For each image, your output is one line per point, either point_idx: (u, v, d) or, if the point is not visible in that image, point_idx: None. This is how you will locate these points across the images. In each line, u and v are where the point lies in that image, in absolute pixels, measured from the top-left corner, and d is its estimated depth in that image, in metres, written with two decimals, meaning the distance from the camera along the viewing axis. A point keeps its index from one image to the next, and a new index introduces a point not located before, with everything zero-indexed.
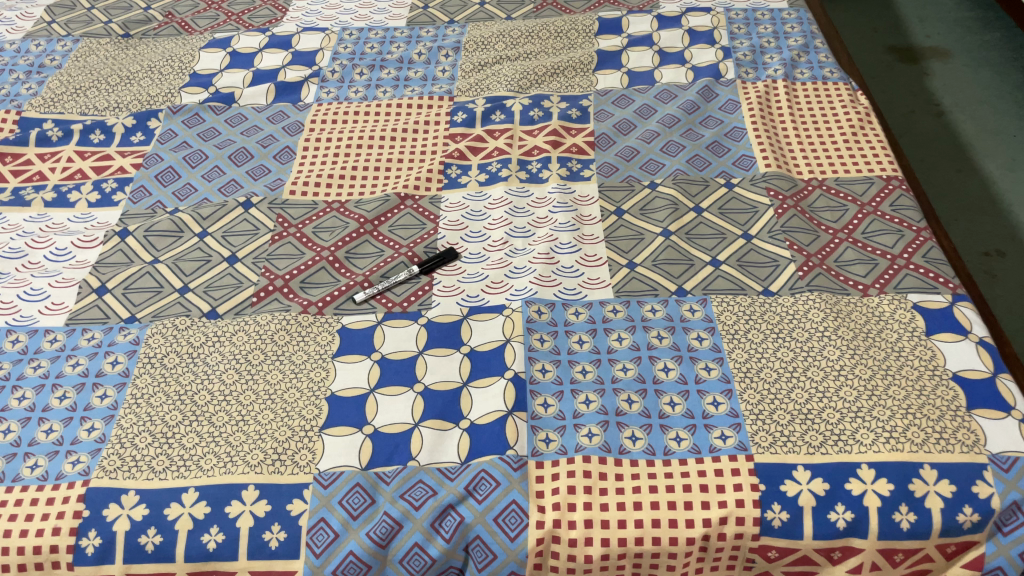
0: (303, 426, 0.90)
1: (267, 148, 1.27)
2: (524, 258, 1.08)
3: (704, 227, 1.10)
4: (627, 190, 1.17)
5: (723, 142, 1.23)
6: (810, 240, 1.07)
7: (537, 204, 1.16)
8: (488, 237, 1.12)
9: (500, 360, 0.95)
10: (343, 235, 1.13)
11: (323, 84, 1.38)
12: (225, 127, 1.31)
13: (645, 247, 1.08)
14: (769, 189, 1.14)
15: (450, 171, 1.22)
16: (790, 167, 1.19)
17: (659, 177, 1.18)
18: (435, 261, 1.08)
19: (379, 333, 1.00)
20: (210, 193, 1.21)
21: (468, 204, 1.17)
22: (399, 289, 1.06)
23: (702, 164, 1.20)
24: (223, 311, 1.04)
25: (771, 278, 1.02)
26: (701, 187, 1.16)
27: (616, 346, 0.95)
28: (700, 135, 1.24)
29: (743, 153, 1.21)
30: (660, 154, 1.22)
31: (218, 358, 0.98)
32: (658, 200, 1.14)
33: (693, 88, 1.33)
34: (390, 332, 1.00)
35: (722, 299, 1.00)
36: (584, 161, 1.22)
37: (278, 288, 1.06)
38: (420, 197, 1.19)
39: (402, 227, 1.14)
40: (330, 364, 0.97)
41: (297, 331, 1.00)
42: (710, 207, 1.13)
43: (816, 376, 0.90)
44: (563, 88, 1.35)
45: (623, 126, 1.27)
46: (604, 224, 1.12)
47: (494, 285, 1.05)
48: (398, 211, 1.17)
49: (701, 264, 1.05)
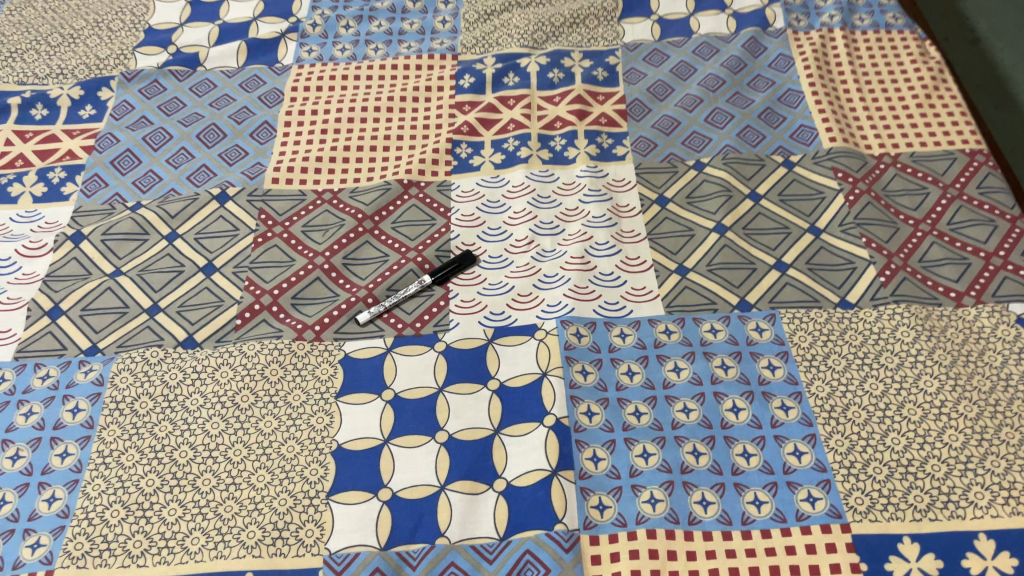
0: (306, 492, 0.75)
1: (242, 124, 1.08)
2: (555, 264, 0.92)
3: (763, 220, 0.94)
4: (670, 171, 1.00)
5: (777, 109, 1.06)
6: (889, 234, 0.92)
7: (564, 192, 0.99)
8: (509, 237, 0.95)
9: (536, 399, 0.80)
10: (338, 236, 0.96)
11: (303, 41, 1.18)
12: (190, 98, 1.12)
13: (696, 247, 0.92)
14: (836, 169, 0.98)
15: (459, 151, 1.05)
16: (857, 139, 1.03)
17: (705, 155, 1.01)
18: (451, 268, 0.92)
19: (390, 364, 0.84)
20: (177, 183, 1.03)
21: (483, 192, 1.00)
22: (409, 306, 0.90)
23: (755, 138, 1.03)
24: (202, 338, 0.87)
25: (847, 286, 0.87)
26: (756, 168, 0.99)
27: (674, 379, 0.80)
28: (749, 101, 1.07)
29: (802, 123, 1.04)
30: (705, 126, 1.04)
31: (197, 401, 0.82)
32: (707, 185, 0.98)
33: (737, 41, 1.14)
34: (404, 362, 0.85)
35: (793, 314, 0.85)
36: (616, 135, 1.05)
37: (266, 307, 0.90)
38: (427, 184, 1.02)
39: (408, 223, 0.97)
40: (334, 405, 0.81)
41: (292, 364, 0.85)
42: (769, 193, 0.97)
43: (913, 416, 0.77)
44: (585, 43, 1.16)
45: (659, 90, 1.09)
46: (646, 215, 0.96)
47: (522, 299, 0.89)
48: (401, 203, 0.99)
49: (764, 269, 0.89)
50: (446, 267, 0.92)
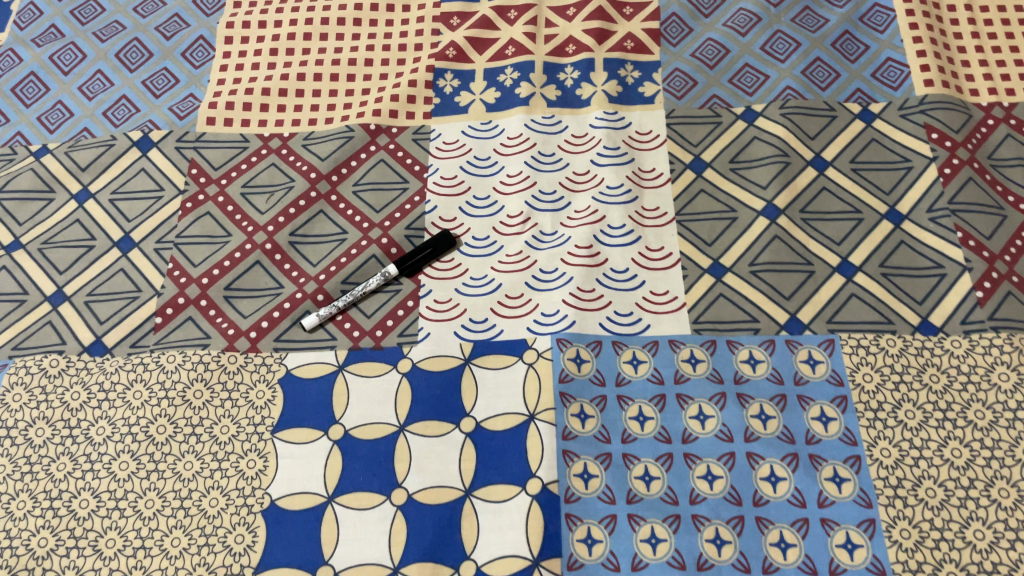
0: (230, 567, 0.61)
1: (172, 40, 0.87)
2: (555, 253, 0.73)
3: (828, 199, 0.73)
4: (711, 123, 0.77)
5: (858, 33, 0.81)
6: (992, 227, 0.70)
7: (572, 148, 0.78)
8: (499, 211, 0.75)
9: (519, 452, 0.63)
10: (285, 204, 0.76)
11: None
12: (111, 2, 0.90)
13: (737, 237, 0.71)
14: (930, 127, 0.75)
15: (442, 83, 0.82)
16: (960, 80, 0.78)
17: (759, 99, 0.78)
18: (425, 253, 0.72)
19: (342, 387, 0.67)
20: (90, 120, 0.82)
21: (470, 144, 0.79)
22: (370, 306, 0.72)
23: (826, 77, 0.79)
24: (113, 343, 0.71)
25: (930, 301, 0.67)
26: (824, 121, 0.76)
27: (696, 431, 0.63)
28: (822, 22, 0.82)
29: (889, 55, 0.79)
30: (761, 57, 0.80)
31: (104, 432, 0.67)
32: (759, 146, 0.76)
33: None
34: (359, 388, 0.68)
35: (857, 342, 0.66)
36: (644, 66, 0.81)
37: (191, 301, 0.72)
38: (399, 129, 0.80)
39: (373, 186, 0.77)
40: (269, 444, 0.66)
41: (221, 385, 0.68)
42: (838, 159, 0.74)
43: (1003, 501, 0.59)
44: None
45: (704, 2, 0.85)
46: (675, 186, 0.75)
47: (511, 302, 0.71)
48: (366, 157, 0.79)
49: (825, 272, 0.69)
50: (418, 251, 0.72)
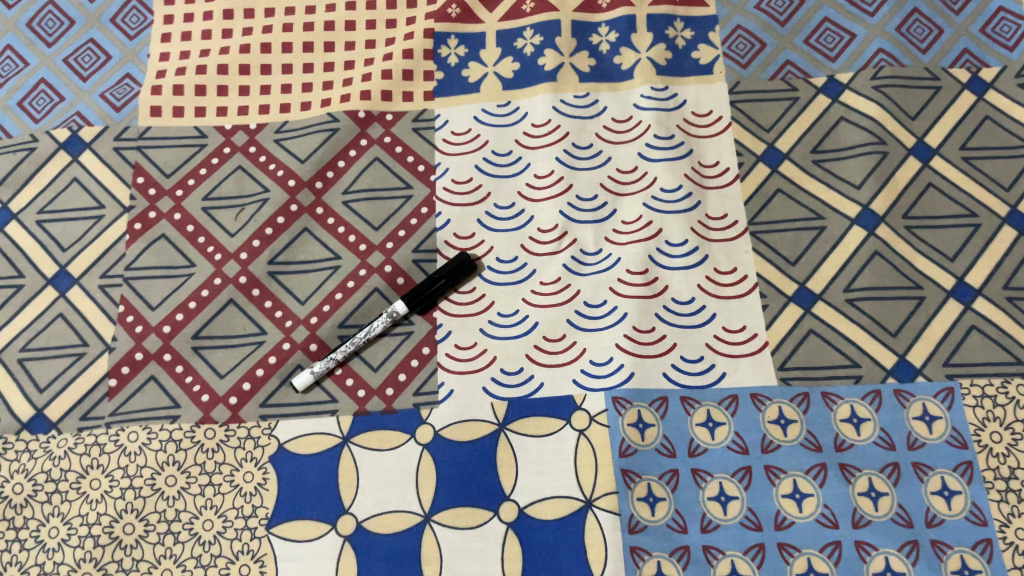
0: None
1: (97, 2, 0.69)
2: (602, 280, 0.59)
3: (935, 199, 0.59)
4: (785, 100, 0.62)
5: None
6: None
7: (614, 136, 0.63)
8: (528, 223, 0.61)
9: (576, 549, 0.51)
10: (259, 222, 0.61)
11: None
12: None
13: (826, 254, 0.58)
14: None
15: (446, 53, 0.66)
16: None
17: (843, 66, 0.63)
18: (439, 285, 0.58)
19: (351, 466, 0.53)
20: (3, 114, 0.65)
21: (486, 134, 0.63)
22: (375, 355, 0.58)
23: (925, 35, 0.63)
24: (58, 416, 0.57)
25: None
26: (926, 94, 0.62)
27: (792, 516, 0.51)
28: None
29: (1003, 5, 0.64)
30: (844, 9, 0.64)
31: (57, 535, 0.53)
32: (847, 131, 0.61)
33: None
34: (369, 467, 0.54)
35: (981, 391, 0.54)
36: (697, 23, 0.65)
37: (152, 356, 0.58)
38: (395, 116, 0.64)
39: (368, 195, 0.62)
40: (263, 543, 0.52)
41: (198, 468, 0.55)
42: (945, 146, 0.60)
43: None
44: None
45: None
46: (745, 185, 0.60)
47: (550, 345, 0.57)
48: (356, 155, 0.63)
49: (937, 298, 0.56)
50: (430, 283, 0.58)
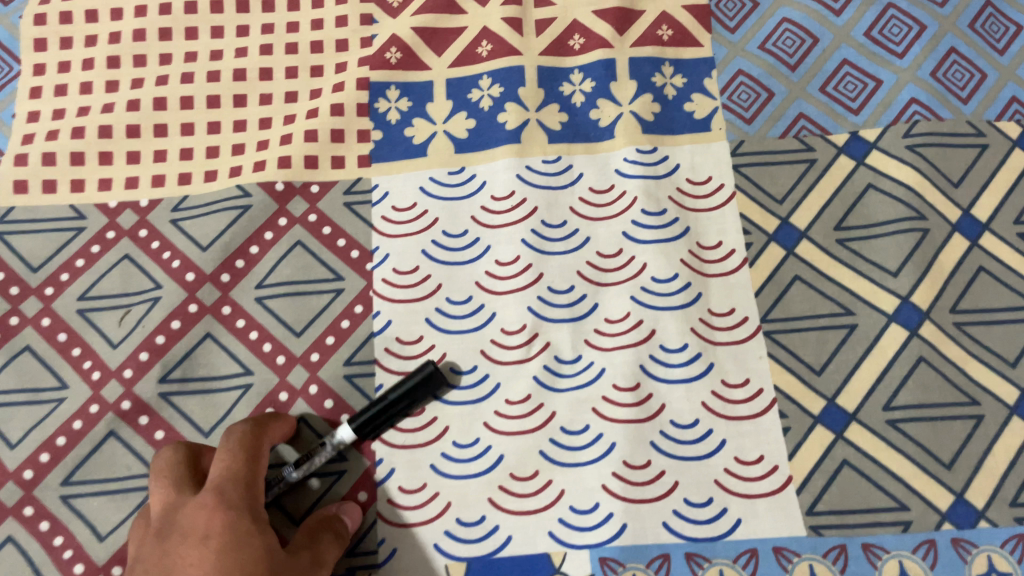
0: None
1: None
2: (583, 398, 0.47)
3: (988, 287, 0.48)
4: (800, 164, 0.51)
5: (1004, 6, 0.54)
6: None
7: (593, 210, 0.51)
8: (489, 322, 0.49)
9: None
10: (149, 329, 0.49)
11: None
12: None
13: (859, 360, 0.47)
14: None
15: (385, 107, 0.54)
16: None
17: (868, 120, 0.52)
18: (398, 405, 0.45)
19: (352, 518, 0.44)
20: None
21: (435, 209, 0.51)
22: (298, 505, 0.45)
23: (965, 81, 0.52)
24: None
25: None
26: (970, 155, 0.51)
27: None
28: None
29: None
30: (867, 49, 0.53)
31: None
32: (877, 202, 0.50)
33: None
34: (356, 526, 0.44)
35: None
36: (689, 67, 0.54)
37: (8, 511, 0.45)
38: (322, 187, 0.52)
39: (288, 289, 0.50)
40: None
41: None
42: (996, 220, 0.49)
43: None
44: None
45: None
46: (755, 271, 0.49)
47: (520, 484, 0.45)
48: (273, 238, 0.51)
49: (997, 417, 0.45)
50: (387, 407, 0.45)
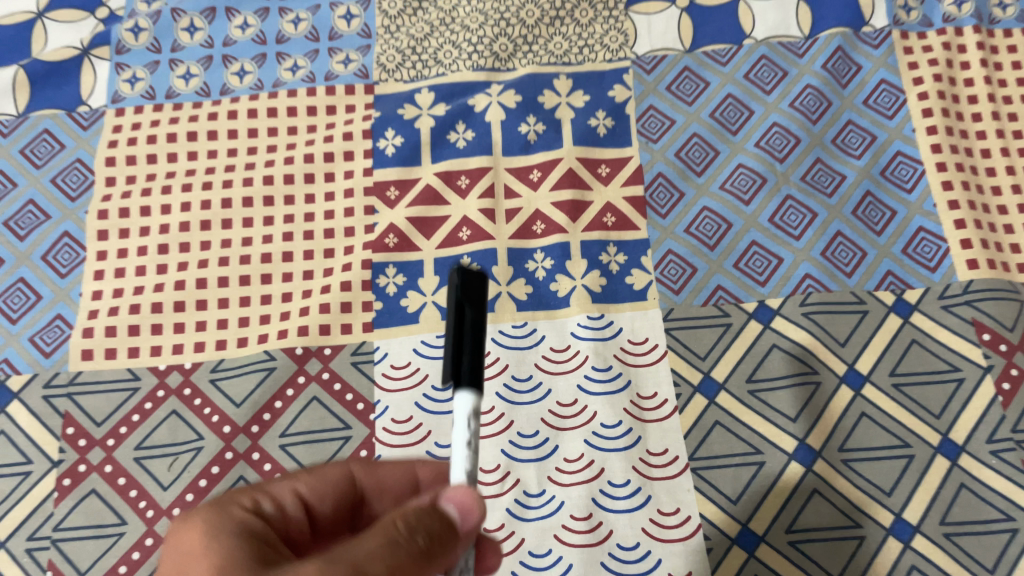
0: None
1: (27, 238, 0.68)
2: (546, 527, 0.58)
3: (869, 429, 0.60)
4: (719, 327, 0.63)
5: (882, 194, 0.67)
6: None
7: (553, 366, 0.63)
8: None
9: None
10: (193, 473, 0.60)
11: (121, 60, 0.74)
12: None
13: (767, 491, 0.58)
14: (979, 324, 0.62)
15: (385, 282, 0.66)
16: (1005, 252, 0.65)
17: (773, 292, 0.64)
18: (462, 302, 0.39)
19: (465, 495, 0.40)
20: None
21: (427, 367, 0.62)
22: None
23: (849, 258, 0.65)
24: None
25: (1004, 570, 0.55)
26: (854, 320, 0.63)
27: None
28: (838, 180, 0.68)
29: (922, 224, 0.66)
30: (771, 232, 0.66)
31: None
32: (780, 359, 0.62)
33: (814, 56, 0.72)
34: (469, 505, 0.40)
35: None
36: (629, 247, 0.67)
37: None
38: (334, 349, 0.64)
39: (307, 437, 0.61)
40: None
41: None
42: (875, 372, 0.61)
43: None
44: (572, 53, 0.74)
45: (693, 155, 0.69)
46: (684, 418, 0.61)
47: None
48: (294, 394, 0.62)
49: (877, 537, 0.56)
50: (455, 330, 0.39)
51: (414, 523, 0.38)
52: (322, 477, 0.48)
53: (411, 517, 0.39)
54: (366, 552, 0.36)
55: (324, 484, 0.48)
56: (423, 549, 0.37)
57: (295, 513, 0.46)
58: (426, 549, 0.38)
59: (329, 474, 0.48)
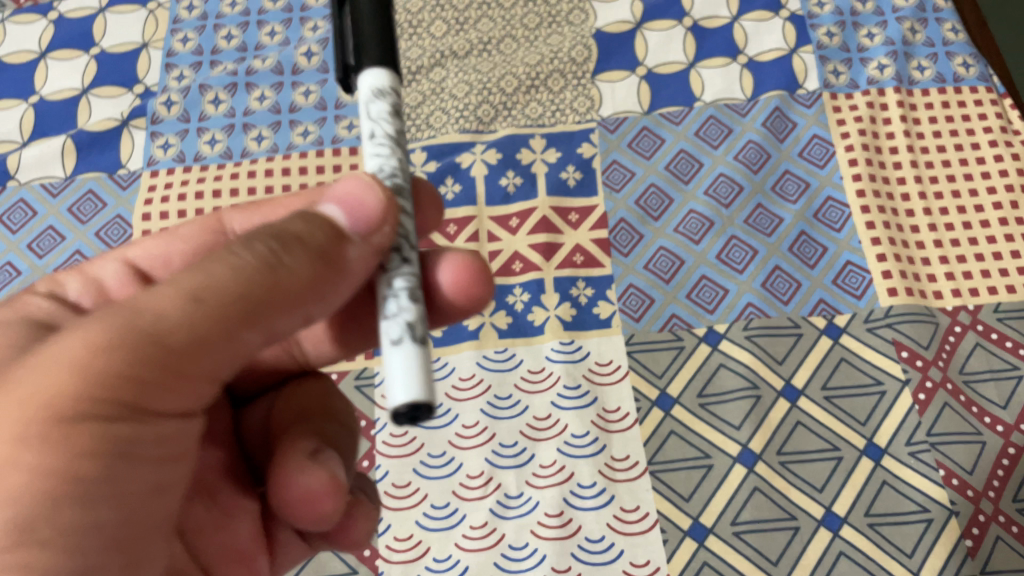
0: None
1: None
2: (524, 523, 0.67)
3: (804, 435, 0.69)
4: (674, 349, 0.73)
5: (815, 233, 0.77)
6: (973, 459, 0.67)
7: (530, 385, 0.72)
8: (458, 469, 0.69)
9: None
10: None
11: (155, 128, 0.86)
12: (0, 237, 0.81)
13: (715, 489, 0.67)
14: (899, 343, 0.72)
15: None
16: (922, 282, 0.75)
17: (721, 319, 0.74)
18: None
19: (357, 186, 0.37)
20: None
21: None
22: None
23: (787, 289, 0.75)
24: None
25: (920, 554, 0.63)
26: (791, 343, 0.73)
27: None
28: (776, 222, 0.78)
29: (849, 258, 0.76)
30: (718, 268, 0.76)
31: None
32: (726, 376, 0.71)
33: (756, 115, 0.83)
34: (361, 195, 0.37)
35: None
36: (597, 282, 0.77)
37: None
38: (339, 375, 0.74)
39: None
40: None
41: None
42: (809, 387, 0.71)
43: None
44: (546, 117, 0.85)
45: (651, 202, 0.80)
46: (644, 428, 0.70)
47: None
48: None
49: (810, 527, 0.65)
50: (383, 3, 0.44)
51: (281, 249, 0.36)
52: (173, 236, 0.49)
53: (279, 233, 0.36)
54: (178, 281, 0.34)
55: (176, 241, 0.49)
56: (267, 262, 0.35)
57: (135, 262, 0.48)
58: (272, 260, 0.35)
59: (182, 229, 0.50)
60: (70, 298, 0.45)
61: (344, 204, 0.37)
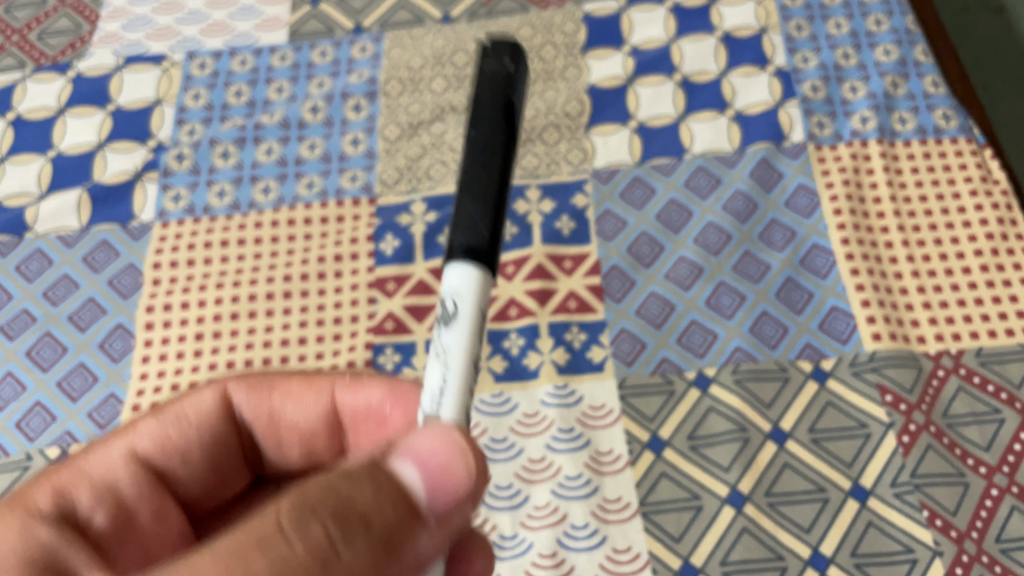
0: None
1: (88, 331, 0.81)
2: (519, 563, 0.69)
3: (792, 477, 0.71)
4: (665, 394, 0.75)
5: (801, 279, 0.80)
6: (956, 500, 0.69)
7: (525, 428, 0.74)
8: None
9: None
10: None
11: (167, 181, 0.89)
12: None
13: (705, 529, 0.69)
14: (883, 387, 0.74)
15: (383, 359, 0.78)
16: (906, 327, 0.77)
17: (710, 363, 0.76)
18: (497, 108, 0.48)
19: (442, 454, 0.41)
20: (3, 435, 0.77)
21: None
22: None
23: (774, 334, 0.77)
24: None
25: None
26: (778, 387, 0.75)
27: None
28: (763, 269, 0.81)
29: (834, 304, 0.78)
30: (708, 313, 0.79)
31: None
32: (715, 419, 0.74)
33: (743, 166, 0.87)
34: (444, 450, 0.41)
35: None
36: (590, 327, 0.79)
37: None
38: None
39: None
40: None
41: None
42: (796, 430, 0.73)
43: None
44: (541, 168, 0.88)
45: (642, 250, 0.83)
46: (635, 469, 0.72)
47: None
48: None
49: (797, 567, 0.67)
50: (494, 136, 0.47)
51: (340, 531, 0.38)
52: (183, 420, 0.58)
53: (345, 512, 0.39)
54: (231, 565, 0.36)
55: (187, 432, 0.57)
56: (324, 544, 0.38)
57: (143, 452, 0.55)
58: (331, 548, 0.38)
59: (187, 410, 0.58)
60: (83, 511, 0.52)
61: (425, 465, 0.41)
